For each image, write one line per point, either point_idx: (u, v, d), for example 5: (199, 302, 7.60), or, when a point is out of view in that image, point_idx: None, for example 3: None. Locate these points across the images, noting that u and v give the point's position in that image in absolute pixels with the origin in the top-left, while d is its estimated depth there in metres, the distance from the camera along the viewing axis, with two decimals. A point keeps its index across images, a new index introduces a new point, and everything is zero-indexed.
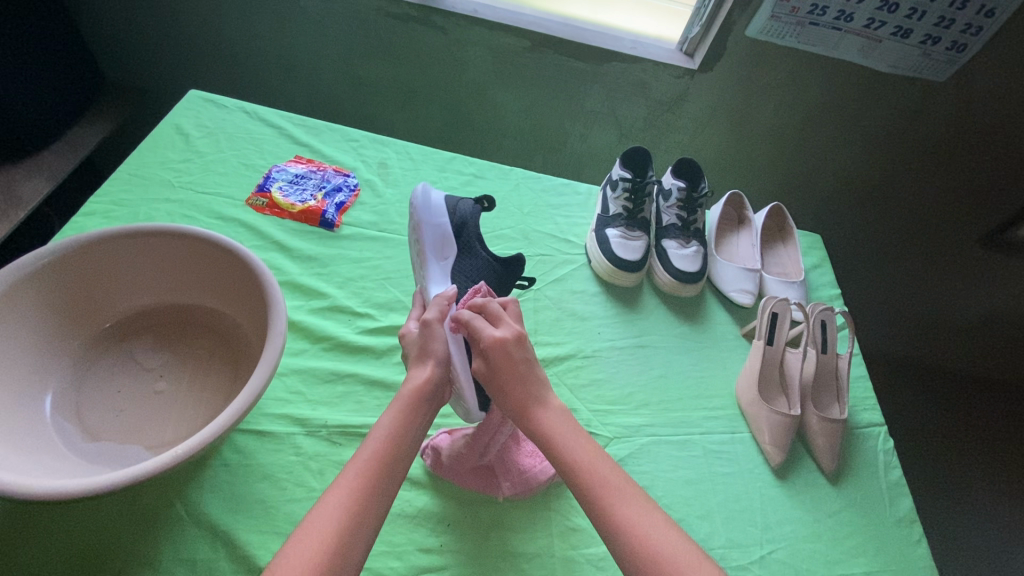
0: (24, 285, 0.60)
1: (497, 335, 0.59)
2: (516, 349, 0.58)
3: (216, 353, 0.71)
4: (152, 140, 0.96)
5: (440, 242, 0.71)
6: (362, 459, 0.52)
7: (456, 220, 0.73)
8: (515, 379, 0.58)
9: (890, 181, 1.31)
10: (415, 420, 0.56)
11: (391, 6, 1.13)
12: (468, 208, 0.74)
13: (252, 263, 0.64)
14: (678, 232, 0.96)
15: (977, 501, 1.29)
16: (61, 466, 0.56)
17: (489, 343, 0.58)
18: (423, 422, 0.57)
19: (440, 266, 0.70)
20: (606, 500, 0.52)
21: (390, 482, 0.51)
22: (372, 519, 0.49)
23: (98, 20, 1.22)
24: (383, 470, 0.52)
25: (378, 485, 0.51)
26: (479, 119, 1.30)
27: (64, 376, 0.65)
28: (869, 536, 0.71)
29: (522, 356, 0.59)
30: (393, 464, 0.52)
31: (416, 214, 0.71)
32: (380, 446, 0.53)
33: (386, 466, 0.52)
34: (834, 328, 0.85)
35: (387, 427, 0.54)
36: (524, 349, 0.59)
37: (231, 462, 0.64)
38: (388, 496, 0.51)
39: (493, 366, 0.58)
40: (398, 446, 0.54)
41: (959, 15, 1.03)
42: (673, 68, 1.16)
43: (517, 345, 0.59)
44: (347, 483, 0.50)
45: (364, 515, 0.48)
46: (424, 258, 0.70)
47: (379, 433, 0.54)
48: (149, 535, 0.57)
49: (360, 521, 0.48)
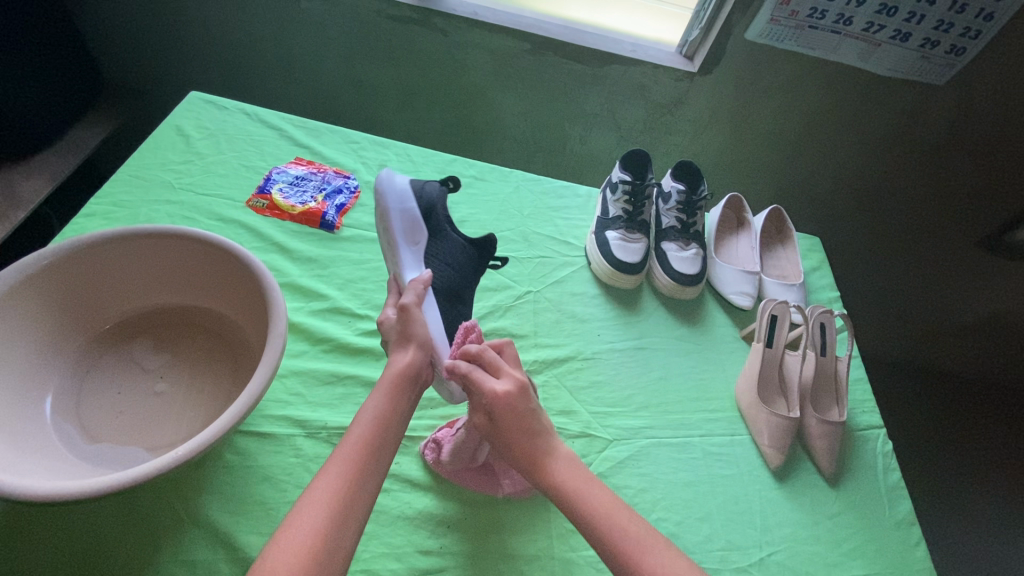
0: (24, 286, 0.60)
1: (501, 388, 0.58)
2: (519, 400, 0.59)
3: (216, 354, 0.71)
4: (153, 141, 0.96)
5: (412, 227, 0.67)
6: (349, 444, 0.53)
7: (423, 202, 0.69)
8: (519, 431, 0.58)
9: (889, 184, 1.32)
10: (399, 405, 0.57)
11: (392, 8, 1.13)
12: (434, 189, 0.71)
13: (252, 264, 0.65)
14: (678, 234, 0.96)
15: (976, 503, 1.29)
16: (62, 467, 0.56)
17: (492, 396, 0.58)
18: (407, 406, 0.58)
19: (412, 252, 0.67)
20: (600, 513, 0.54)
21: (377, 466, 0.53)
22: (362, 503, 0.50)
23: (99, 21, 1.22)
24: (371, 455, 0.53)
25: (366, 470, 0.52)
26: (479, 122, 1.30)
27: (64, 377, 0.65)
28: (868, 538, 0.71)
29: (526, 407, 0.59)
30: (379, 449, 0.54)
31: (383, 199, 0.65)
32: (366, 432, 0.54)
33: (373, 451, 0.53)
34: (834, 330, 0.85)
35: (372, 413, 0.55)
36: (529, 401, 0.59)
37: (231, 464, 0.64)
38: (376, 481, 0.52)
39: (495, 415, 0.58)
40: (383, 431, 0.55)
41: (958, 18, 1.04)
42: (673, 70, 1.17)
43: (521, 399, 0.59)
44: (335, 469, 0.51)
45: (354, 499, 0.50)
46: (395, 244, 0.66)
47: (364, 418, 0.55)
48: (149, 537, 0.57)
49: (351, 507, 0.49)
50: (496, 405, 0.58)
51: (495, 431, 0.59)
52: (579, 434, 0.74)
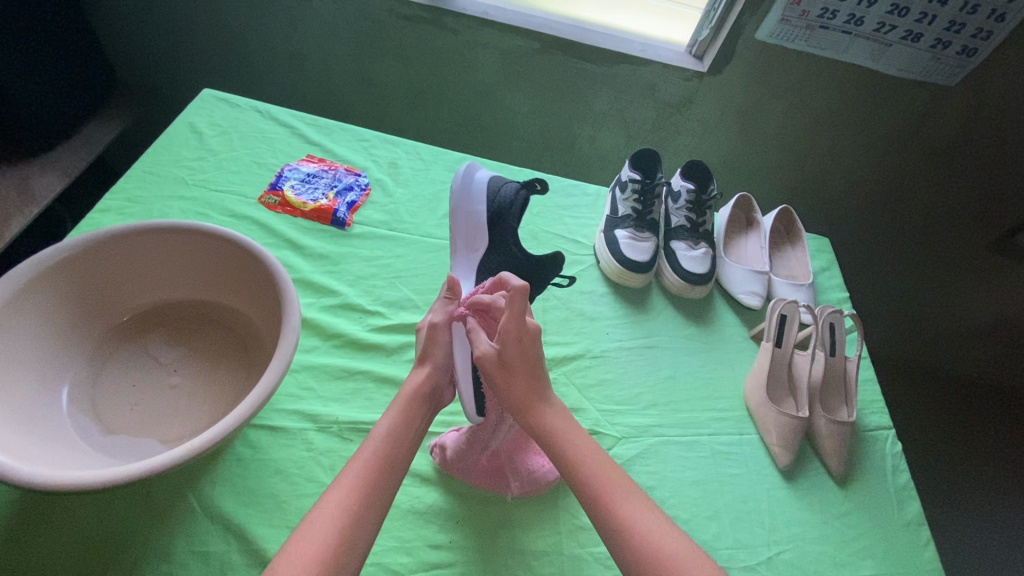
0: (44, 277, 0.61)
1: (512, 321, 0.59)
2: (530, 341, 0.60)
3: (229, 348, 0.72)
4: (166, 138, 0.97)
5: (473, 233, 0.72)
6: (363, 459, 0.54)
7: (495, 208, 0.73)
8: (523, 372, 0.59)
9: (898, 185, 1.31)
10: (414, 423, 0.58)
11: (403, 7, 1.14)
12: (512, 194, 0.75)
13: (267, 259, 0.65)
14: (687, 233, 0.96)
15: (985, 505, 1.28)
16: (77, 457, 0.57)
17: (504, 329, 0.59)
18: (421, 419, 0.59)
19: (469, 259, 0.73)
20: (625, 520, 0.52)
21: (388, 483, 0.53)
22: (372, 516, 0.51)
23: (114, 19, 1.24)
24: (383, 470, 0.54)
25: (377, 483, 0.53)
26: (488, 121, 1.31)
27: (80, 369, 0.66)
28: (876, 539, 0.71)
29: (536, 350, 0.61)
30: (392, 465, 0.54)
31: (454, 201, 0.72)
32: (379, 448, 0.55)
33: (386, 467, 0.54)
34: (843, 330, 0.84)
35: (385, 430, 0.57)
36: (534, 347, 0.60)
37: (243, 457, 0.65)
38: (388, 497, 0.53)
39: (505, 354, 0.59)
40: (396, 449, 0.56)
41: (969, 19, 1.03)
42: (683, 71, 1.17)
43: (529, 339, 0.60)
44: (349, 482, 0.52)
45: (363, 512, 0.50)
46: (453, 251, 0.73)
47: (377, 434, 0.56)
48: (163, 527, 0.58)
49: (361, 518, 0.50)
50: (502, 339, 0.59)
51: (498, 368, 0.59)
52: (588, 432, 0.74)
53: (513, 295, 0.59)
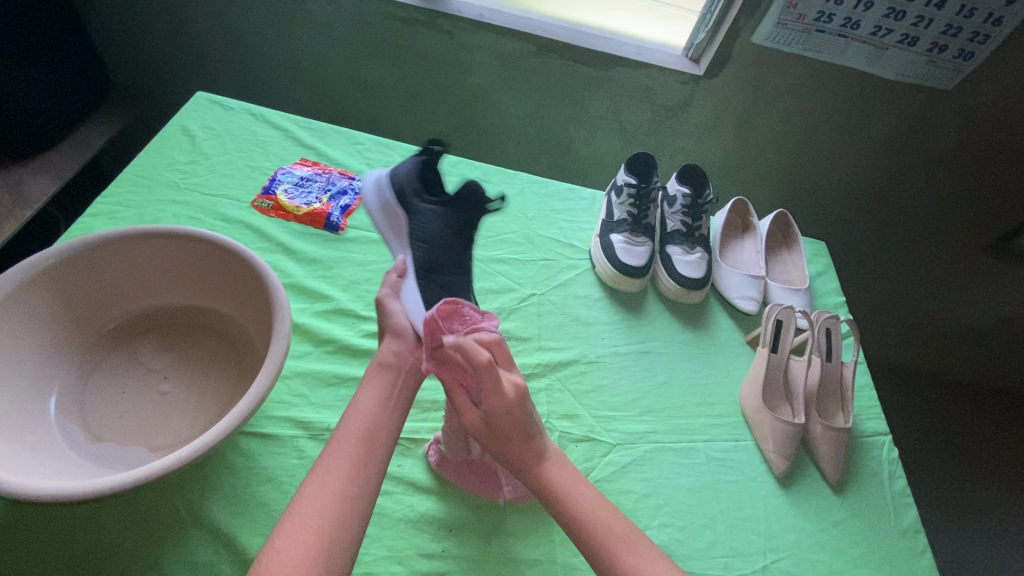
0: (33, 284, 0.60)
1: (494, 390, 0.55)
2: (517, 401, 0.56)
3: (220, 354, 0.71)
4: (159, 141, 0.96)
5: (391, 217, 0.72)
6: (341, 454, 0.52)
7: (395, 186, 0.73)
8: (510, 436, 0.56)
9: (896, 188, 1.31)
10: (388, 412, 0.57)
11: (398, 10, 1.14)
12: (406, 168, 0.74)
13: (257, 265, 0.65)
14: (683, 238, 0.96)
15: (982, 509, 1.28)
16: (66, 466, 0.56)
17: (490, 399, 0.55)
18: (399, 404, 0.58)
19: (401, 239, 0.70)
20: (619, 560, 0.52)
21: (371, 475, 0.52)
22: (359, 510, 0.50)
23: (108, 22, 1.23)
24: (366, 463, 0.52)
25: (361, 477, 0.51)
26: (484, 124, 1.30)
27: (68, 376, 0.65)
28: (873, 546, 0.70)
29: (527, 412, 0.56)
30: (373, 456, 0.53)
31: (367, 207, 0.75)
32: (355, 440, 0.53)
33: (365, 460, 0.52)
34: (840, 335, 0.84)
35: (359, 421, 0.55)
36: (524, 411, 0.56)
37: (234, 464, 0.64)
38: (372, 489, 0.52)
39: (494, 421, 0.56)
40: (372, 439, 0.54)
41: (966, 23, 1.03)
42: (679, 74, 1.16)
43: (518, 406, 0.56)
44: (331, 478, 0.50)
45: (350, 507, 0.49)
46: (389, 244, 0.72)
47: (351, 426, 0.54)
48: (152, 538, 0.57)
49: (348, 513, 0.49)
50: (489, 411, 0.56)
51: (487, 431, 0.57)
52: (582, 438, 0.74)
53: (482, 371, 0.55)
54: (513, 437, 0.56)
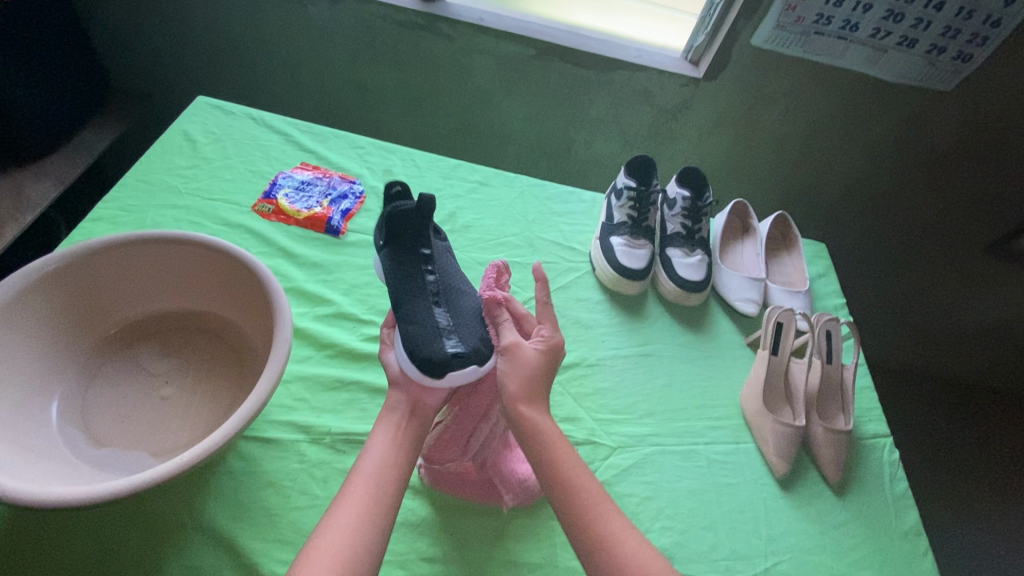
0: (33, 291, 0.61)
1: (550, 326, 0.65)
2: (557, 350, 0.64)
3: (221, 358, 0.71)
4: (160, 146, 0.96)
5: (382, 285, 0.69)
6: (355, 498, 0.52)
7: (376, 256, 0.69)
8: (542, 373, 0.61)
9: (896, 190, 1.31)
10: (401, 456, 0.57)
11: (398, 13, 1.14)
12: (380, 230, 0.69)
13: (258, 269, 0.65)
14: (683, 240, 0.96)
15: (983, 511, 1.28)
16: (68, 471, 0.56)
17: (544, 331, 0.64)
18: (414, 436, 0.59)
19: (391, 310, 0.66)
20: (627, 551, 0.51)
21: (387, 517, 0.52)
22: (379, 529, 0.51)
23: (109, 27, 1.24)
24: (384, 485, 0.54)
25: (378, 497, 0.53)
26: (484, 128, 1.31)
27: (70, 381, 0.65)
28: (874, 549, 0.70)
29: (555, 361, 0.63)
30: (387, 499, 0.53)
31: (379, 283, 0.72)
32: (369, 484, 0.54)
33: (378, 503, 0.52)
34: (840, 337, 0.84)
35: (374, 462, 0.55)
36: (556, 359, 0.64)
37: (236, 469, 0.64)
38: (393, 507, 0.53)
39: (541, 350, 0.62)
40: (386, 483, 0.54)
41: (965, 25, 1.03)
42: (678, 76, 1.17)
43: (557, 351, 0.64)
44: (345, 521, 0.50)
45: (365, 549, 0.49)
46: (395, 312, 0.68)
47: (363, 471, 0.55)
48: (154, 544, 0.58)
49: (366, 533, 0.50)
50: (542, 339, 0.63)
51: (526, 358, 0.61)
52: (583, 442, 0.74)
53: (546, 303, 0.66)
54: (548, 372, 0.62)
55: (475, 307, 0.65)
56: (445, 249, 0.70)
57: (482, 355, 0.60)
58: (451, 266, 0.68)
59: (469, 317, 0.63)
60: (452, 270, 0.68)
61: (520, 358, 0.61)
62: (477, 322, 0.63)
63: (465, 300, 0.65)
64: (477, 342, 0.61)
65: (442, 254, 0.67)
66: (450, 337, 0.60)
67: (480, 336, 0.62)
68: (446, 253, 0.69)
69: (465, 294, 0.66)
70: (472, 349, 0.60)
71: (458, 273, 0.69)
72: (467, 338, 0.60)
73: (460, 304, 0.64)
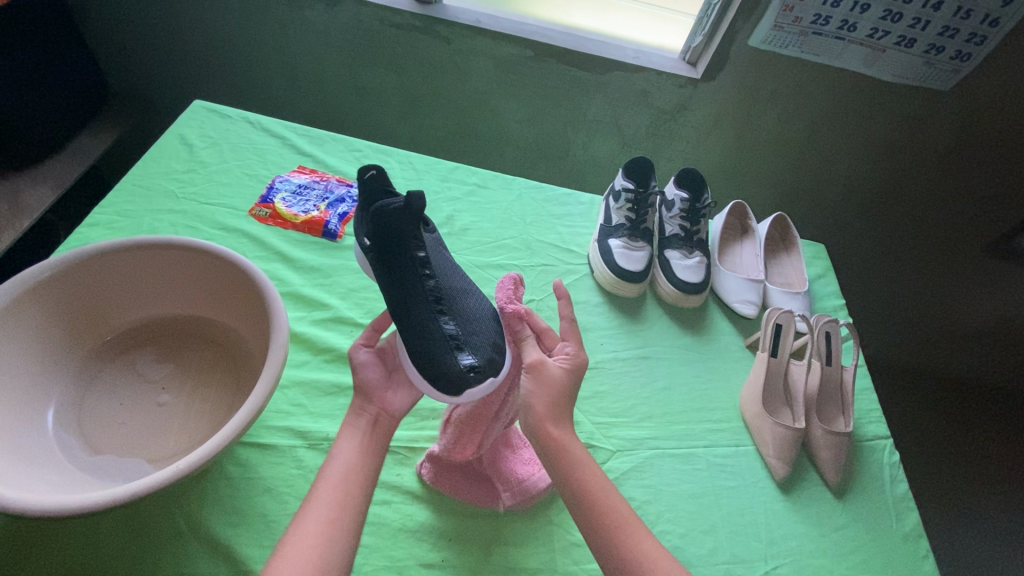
0: (29, 297, 0.60)
1: (573, 343, 0.63)
2: (582, 369, 0.61)
3: (217, 364, 0.71)
4: (157, 150, 0.96)
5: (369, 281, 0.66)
6: (321, 506, 0.52)
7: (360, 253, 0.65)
8: (567, 393, 0.59)
9: (894, 190, 1.31)
10: (368, 462, 0.56)
11: (395, 16, 1.14)
12: (363, 226, 0.64)
13: (254, 275, 0.65)
14: (681, 242, 0.96)
15: (983, 511, 1.28)
16: (63, 479, 0.56)
17: (567, 348, 0.62)
18: (380, 441, 0.58)
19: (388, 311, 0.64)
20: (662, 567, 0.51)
21: (354, 523, 0.52)
22: (345, 540, 0.51)
23: (106, 30, 1.23)
24: (350, 492, 0.53)
25: (345, 505, 0.52)
26: (482, 129, 1.30)
27: (66, 387, 0.65)
28: (874, 551, 0.70)
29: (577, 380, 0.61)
30: (354, 504, 0.53)
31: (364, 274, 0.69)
32: (336, 489, 0.53)
33: (345, 508, 0.52)
34: (840, 339, 0.83)
35: (341, 468, 0.55)
36: (580, 376, 0.61)
37: (232, 475, 0.64)
38: (360, 515, 0.53)
39: (567, 370, 0.60)
40: (354, 487, 0.54)
41: (963, 24, 1.03)
42: (676, 77, 1.16)
43: (581, 368, 0.61)
44: (312, 529, 0.50)
45: (333, 556, 0.49)
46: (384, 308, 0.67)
47: (330, 476, 0.54)
48: (148, 550, 0.57)
49: (332, 544, 0.50)
50: (566, 357, 0.61)
51: (552, 378, 0.59)
52: (582, 445, 0.73)
53: (570, 321, 0.63)
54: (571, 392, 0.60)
55: (480, 308, 0.62)
56: (433, 241, 0.65)
57: (497, 364, 0.58)
58: (444, 262, 0.64)
59: (477, 322, 0.60)
60: (447, 267, 0.64)
61: (545, 377, 0.59)
62: (485, 326, 0.61)
63: (468, 301, 0.62)
64: (489, 351, 0.58)
65: (434, 251, 0.63)
66: (461, 347, 0.58)
67: (492, 343, 0.60)
68: (436, 247, 0.65)
69: (466, 293, 0.63)
70: (486, 360, 0.57)
71: (451, 267, 0.66)
72: (479, 348, 0.58)
73: (465, 308, 0.61)
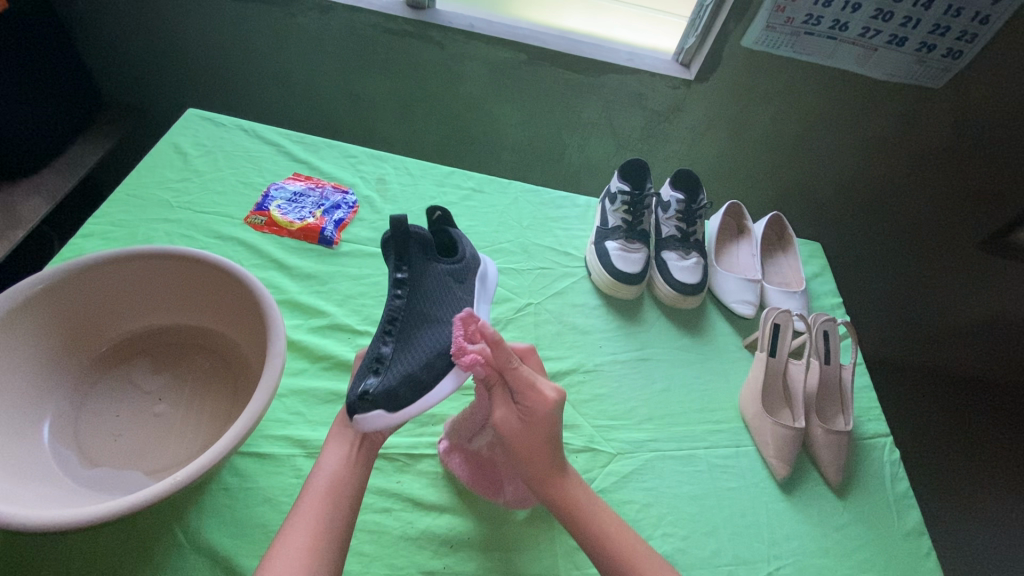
0: (20, 310, 0.60)
1: (534, 390, 0.57)
2: (553, 412, 0.57)
3: (214, 374, 0.70)
4: (151, 159, 0.96)
5: None
6: (310, 518, 0.52)
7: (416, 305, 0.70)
8: (534, 447, 0.57)
9: (890, 188, 1.31)
10: (354, 473, 0.57)
11: (388, 22, 1.13)
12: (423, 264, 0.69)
13: (250, 283, 0.64)
14: (678, 243, 0.96)
15: (985, 508, 1.28)
16: (60, 494, 0.55)
17: (528, 399, 0.57)
18: (367, 456, 0.59)
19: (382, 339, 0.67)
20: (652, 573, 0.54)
21: (341, 536, 0.52)
22: (333, 555, 0.51)
23: (97, 40, 1.23)
24: (337, 505, 0.54)
25: (333, 518, 0.52)
26: (477, 134, 1.30)
27: (62, 401, 0.64)
28: (877, 550, 0.70)
29: (550, 425, 0.57)
30: (340, 520, 0.53)
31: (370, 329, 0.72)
32: (323, 501, 0.53)
33: (334, 521, 0.52)
34: (837, 337, 0.83)
35: (327, 482, 0.55)
36: (550, 422, 0.57)
37: (231, 486, 0.63)
38: (347, 529, 0.53)
39: (527, 424, 0.57)
40: (340, 500, 0.54)
41: (953, 22, 1.03)
42: (670, 78, 1.16)
43: (553, 414, 0.57)
44: (301, 542, 0.50)
45: (320, 568, 0.49)
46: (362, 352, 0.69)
47: (317, 488, 0.55)
48: (147, 562, 0.57)
49: (321, 557, 0.50)
50: (526, 411, 0.57)
51: (516, 436, 0.57)
52: (583, 449, 0.73)
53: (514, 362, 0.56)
54: (537, 449, 0.57)
55: (436, 343, 0.59)
56: (448, 273, 0.64)
57: (393, 400, 0.54)
58: (439, 294, 0.62)
59: (417, 351, 0.58)
60: (439, 296, 0.62)
61: (509, 433, 0.57)
62: (421, 358, 0.57)
63: (426, 331, 0.59)
64: (397, 384, 0.55)
65: (432, 277, 0.62)
66: (374, 372, 0.55)
67: (409, 379, 0.56)
68: (446, 280, 0.64)
69: (438, 326, 0.60)
70: (383, 394, 0.54)
71: (455, 300, 0.63)
72: (388, 379, 0.55)
73: (416, 335, 0.59)
